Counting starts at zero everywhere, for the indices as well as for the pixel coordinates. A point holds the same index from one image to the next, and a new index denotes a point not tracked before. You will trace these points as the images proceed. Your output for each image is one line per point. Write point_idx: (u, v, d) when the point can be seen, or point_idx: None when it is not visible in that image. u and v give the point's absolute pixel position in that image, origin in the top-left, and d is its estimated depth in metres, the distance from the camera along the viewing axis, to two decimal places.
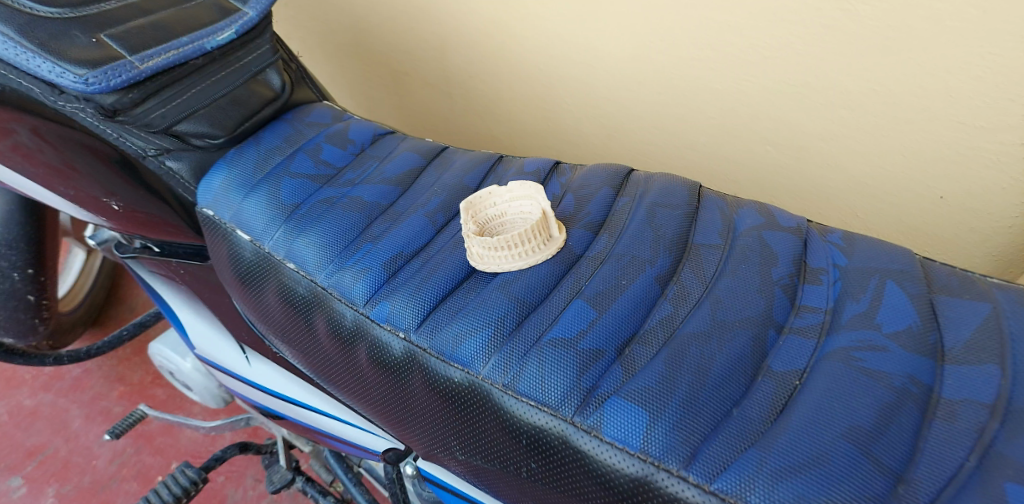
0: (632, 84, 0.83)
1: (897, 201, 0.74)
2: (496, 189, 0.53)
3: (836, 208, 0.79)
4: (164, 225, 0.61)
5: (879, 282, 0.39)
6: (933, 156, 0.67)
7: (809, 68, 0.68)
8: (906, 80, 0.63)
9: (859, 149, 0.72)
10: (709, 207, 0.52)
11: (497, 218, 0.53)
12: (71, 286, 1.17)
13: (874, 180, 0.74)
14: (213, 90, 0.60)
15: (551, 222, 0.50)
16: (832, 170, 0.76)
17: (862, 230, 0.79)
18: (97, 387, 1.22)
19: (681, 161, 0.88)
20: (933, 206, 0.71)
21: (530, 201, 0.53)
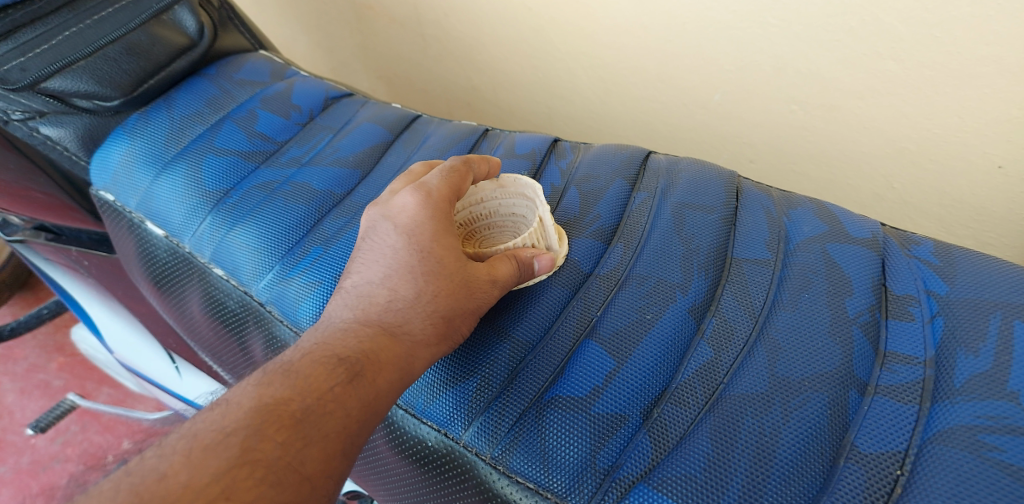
0: (636, 28, 0.60)
1: (947, 177, 0.53)
2: (485, 183, 0.36)
3: (868, 178, 0.59)
4: (65, 210, 0.51)
5: (1001, 324, 0.29)
6: (994, 118, 0.47)
7: (858, 8, 0.47)
8: (978, 26, 0.43)
9: (917, 121, 0.51)
10: (750, 207, 0.41)
11: (484, 218, 0.38)
12: None
13: (917, 149, 0.53)
14: (96, 34, 0.44)
15: (553, 236, 0.36)
16: (869, 135, 0.55)
17: (886, 213, 0.60)
18: (31, 358, 0.83)
19: (688, 121, 0.65)
20: (986, 179, 0.51)
21: (527, 205, 0.37)
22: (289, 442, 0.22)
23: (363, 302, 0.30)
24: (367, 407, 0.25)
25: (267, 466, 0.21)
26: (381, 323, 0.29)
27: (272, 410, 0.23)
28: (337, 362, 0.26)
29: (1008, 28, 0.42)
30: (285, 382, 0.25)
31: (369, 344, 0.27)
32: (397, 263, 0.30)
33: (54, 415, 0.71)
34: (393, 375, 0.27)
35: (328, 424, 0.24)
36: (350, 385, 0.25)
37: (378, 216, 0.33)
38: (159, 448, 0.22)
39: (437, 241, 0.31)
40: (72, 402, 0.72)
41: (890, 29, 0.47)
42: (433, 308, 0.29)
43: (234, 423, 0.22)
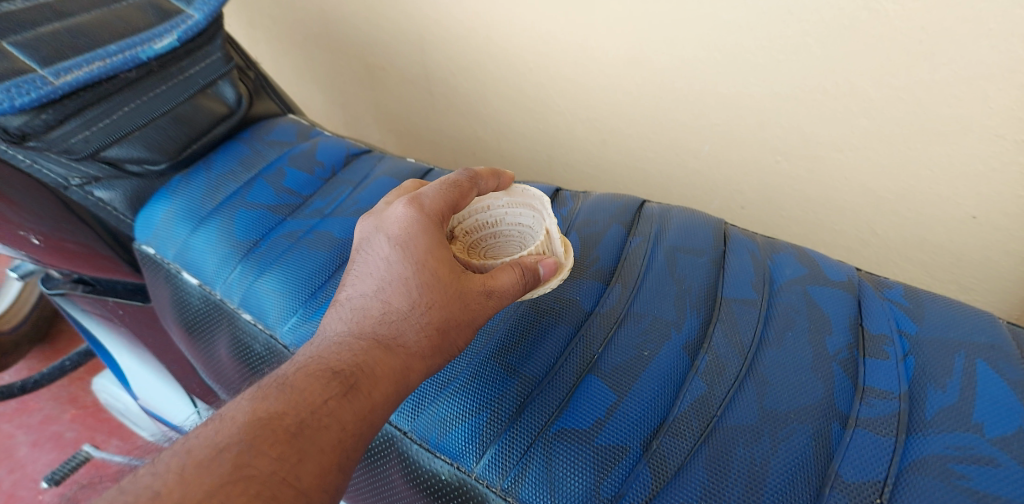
0: (629, 85, 0.66)
1: (924, 223, 0.57)
2: (495, 193, 0.41)
3: (851, 223, 0.62)
4: (94, 256, 0.52)
5: (965, 362, 0.32)
6: (961, 172, 0.51)
7: (829, 71, 0.52)
8: (937, 89, 0.48)
9: (894, 172, 0.55)
10: (737, 251, 0.45)
11: (490, 227, 0.42)
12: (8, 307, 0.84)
13: (896, 198, 0.57)
14: (152, 107, 0.46)
15: (559, 246, 0.39)
16: (848, 185, 0.59)
17: (874, 254, 0.63)
18: (45, 410, 0.85)
19: (681, 170, 0.70)
20: (961, 228, 0.55)
21: (534, 215, 0.41)
22: (285, 456, 0.25)
23: (359, 315, 0.33)
24: (362, 417, 0.28)
25: (263, 481, 0.24)
26: (376, 336, 0.32)
27: (266, 425, 0.26)
28: (333, 376, 0.29)
29: (965, 92, 0.47)
30: (279, 398, 0.28)
31: (365, 358, 0.30)
32: (392, 276, 0.33)
33: (70, 466, 0.74)
34: (387, 387, 0.30)
35: (322, 438, 0.26)
36: (344, 399, 0.28)
37: (372, 228, 0.36)
38: (153, 465, 0.25)
39: (430, 252, 0.33)
40: (87, 453, 0.76)
41: (860, 90, 0.52)
42: (428, 320, 0.32)
43: (227, 439, 0.25)
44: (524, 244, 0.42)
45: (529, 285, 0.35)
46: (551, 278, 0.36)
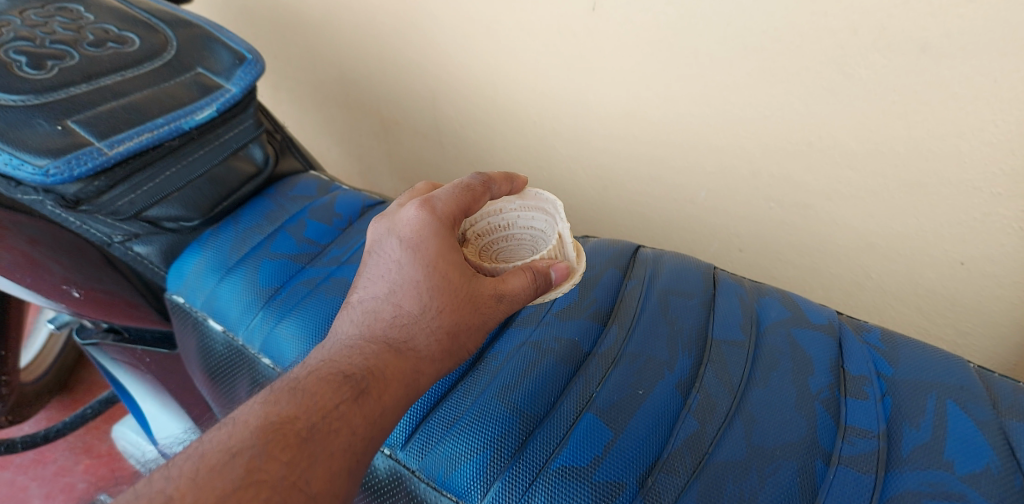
0: (628, 136, 0.70)
1: (915, 270, 0.60)
2: (507, 197, 0.42)
3: (845, 267, 0.65)
4: (124, 304, 0.56)
5: (937, 402, 0.35)
6: (944, 220, 0.54)
7: (813, 126, 0.56)
8: (915, 144, 0.52)
9: (882, 219, 0.58)
10: (726, 293, 0.48)
11: (501, 230, 0.43)
12: (34, 359, 0.89)
13: (886, 243, 0.60)
14: (190, 171, 0.50)
15: (569, 251, 0.41)
16: (840, 230, 0.62)
17: (869, 297, 0.65)
18: (60, 460, 0.87)
19: (680, 215, 0.74)
20: (949, 275, 0.57)
21: (546, 219, 0.42)
22: (295, 461, 0.28)
23: (370, 318, 0.36)
24: (369, 419, 0.31)
25: (273, 486, 0.26)
26: (387, 339, 0.35)
27: (278, 428, 0.29)
28: (345, 380, 0.32)
29: (939, 147, 0.50)
30: (291, 401, 0.30)
31: (375, 361, 0.33)
32: (404, 279, 0.36)
33: None
34: (397, 391, 0.33)
35: (332, 444, 0.29)
36: (353, 402, 0.31)
37: (384, 230, 0.38)
38: (166, 470, 0.27)
39: (441, 256, 0.35)
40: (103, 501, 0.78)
41: (842, 145, 0.56)
42: (439, 324, 0.35)
43: (238, 444, 0.28)
44: (535, 248, 0.43)
45: (541, 288, 0.37)
46: (563, 282, 0.39)
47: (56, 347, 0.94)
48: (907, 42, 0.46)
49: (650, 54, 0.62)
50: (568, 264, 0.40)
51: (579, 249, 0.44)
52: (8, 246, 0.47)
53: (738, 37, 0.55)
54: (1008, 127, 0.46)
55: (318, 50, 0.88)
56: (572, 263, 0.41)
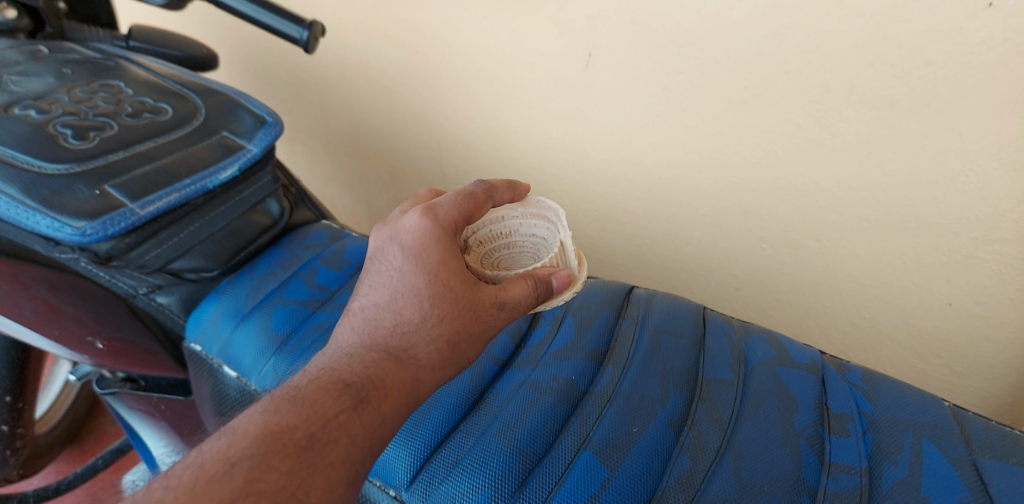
0: (624, 181, 0.74)
1: (907, 308, 0.62)
2: (511, 204, 0.45)
3: (839, 307, 0.67)
4: (139, 352, 0.59)
5: (913, 439, 0.37)
6: (929, 262, 0.57)
7: (797, 173, 0.60)
8: (894, 190, 0.55)
9: (871, 260, 0.61)
10: (715, 334, 0.50)
11: (504, 237, 0.46)
12: (47, 410, 0.91)
13: (876, 284, 0.62)
14: (212, 225, 0.54)
15: (571, 259, 0.43)
16: (831, 271, 0.65)
17: (866, 335, 0.67)
18: None
19: (676, 255, 0.77)
20: (939, 315, 0.59)
21: (548, 226, 0.45)
22: (294, 471, 0.29)
23: (370, 326, 0.38)
24: (368, 427, 0.33)
25: (272, 495, 0.28)
26: (387, 348, 0.37)
27: (279, 438, 0.30)
28: (345, 388, 0.34)
29: (916, 194, 0.54)
30: (291, 410, 0.32)
31: (376, 368, 0.35)
32: (405, 288, 0.38)
33: None
34: (395, 401, 0.35)
35: (332, 452, 0.31)
36: (353, 410, 0.33)
37: (388, 238, 0.41)
38: (165, 479, 0.29)
39: (442, 263, 0.38)
40: None
41: (826, 191, 0.59)
42: (438, 332, 0.37)
43: (238, 454, 0.29)
44: (537, 254, 0.46)
45: (541, 296, 0.39)
46: (564, 290, 0.40)
47: (69, 398, 0.96)
48: (876, 99, 0.51)
49: (641, 107, 0.67)
50: (569, 272, 0.41)
51: (580, 255, 0.46)
52: (31, 296, 0.50)
53: (722, 92, 0.59)
54: (976, 177, 0.49)
55: (332, 106, 0.94)
56: (574, 271, 0.42)
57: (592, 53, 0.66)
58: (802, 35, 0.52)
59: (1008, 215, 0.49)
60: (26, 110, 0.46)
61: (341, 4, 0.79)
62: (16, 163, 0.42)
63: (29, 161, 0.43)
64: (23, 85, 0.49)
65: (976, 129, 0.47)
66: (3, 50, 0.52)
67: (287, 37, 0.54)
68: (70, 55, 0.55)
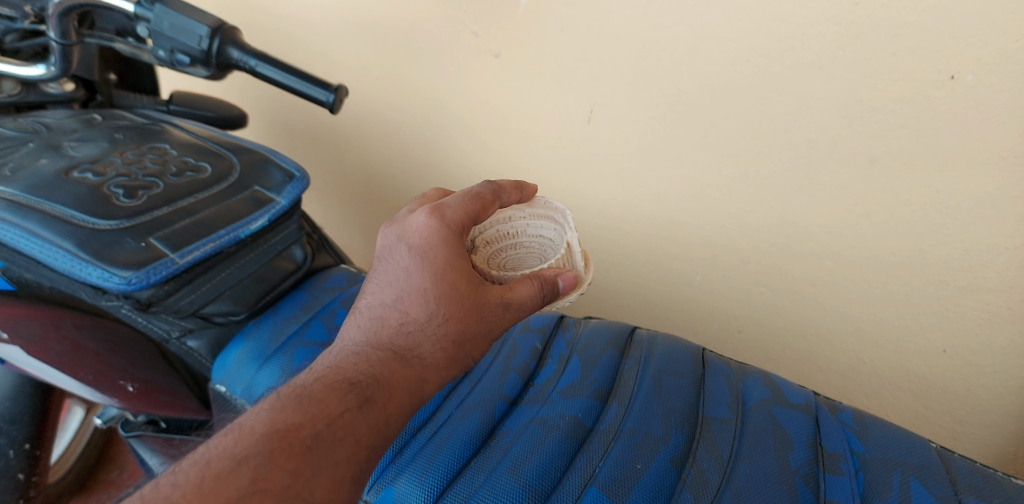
0: (626, 226, 0.78)
1: (906, 355, 0.63)
2: (518, 205, 0.50)
3: (839, 351, 0.69)
4: (157, 392, 0.61)
5: (902, 478, 0.39)
6: (921, 308, 0.59)
7: (789, 220, 0.64)
8: (882, 239, 0.58)
9: (866, 305, 0.63)
10: (714, 374, 0.52)
11: (511, 237, 0.51)
12: (62, 453, 0.93)
13: (873, 329, 0.64)
14: (241, 272, 0.58)
15: (578, 261, 0.47)
16: (828, 315, 0.67)
17: (868, 381, 0.68)
18: None
19: (678, 298, 0.80)
20: (935, 362, 0.61)
21: (553, 227, 0.50)
22: (298, 470, 0.33)
23: (378, 324, 0.42)
24: (372, 425, 0.37)
25: (277, 493, 0.31)
26: (393, 347, 0.40)
27: (284, 436, 0.34)
28: (350, 387, 0.37)
29: (903, 244, 0.57)
30: (297, 410, 0.35)
31: (383, 367, 0.39)
32: (413, 288, 0.42)
33: None
34: (401, 399, 0.38)
35: (335, 452, 0.35)
36: (358, 409, 0.36)
37: (396, 237, 0.44)
38: (173, 476, 0.32)
39: (448, 264, 0.41)
40: None
41: (818, 238, 0.63)
42: (444, 331, 0.41)
43: (244, 452, 0.33)
44: (542, 255, 0.51)
45: (547, 296, 0.43)
46: (569, 291, 0.44)
47: (84, 438, 0.98)
48: (857, 156, 0.56)
49: (641, 160, 0.71)
50: (575, 274, 0.46)
51: (584, 258, 0.50)
52: (61, 336, 0.53)
53: (715, 145, 0.65)
54: (957, 229, 0.53)
55: (351, 156, 1.00)
56: (580, 272, 0.47)
57: (593, 110, 0.71)
58: (785, 98, 0.57)
59: (990, 264, 0.53)
60: (83, 173, 0.51)
61: (362, 67, 0.87)
62: (71, 220, 0.47)
63: (82, 217, 0.47)
64: (81, 150, 0.54)
65: (952, 185, 0.51)
66: (63, 119, 0.58)
67: (312, 99, 0.54)
68: (121, 121, 0.61)
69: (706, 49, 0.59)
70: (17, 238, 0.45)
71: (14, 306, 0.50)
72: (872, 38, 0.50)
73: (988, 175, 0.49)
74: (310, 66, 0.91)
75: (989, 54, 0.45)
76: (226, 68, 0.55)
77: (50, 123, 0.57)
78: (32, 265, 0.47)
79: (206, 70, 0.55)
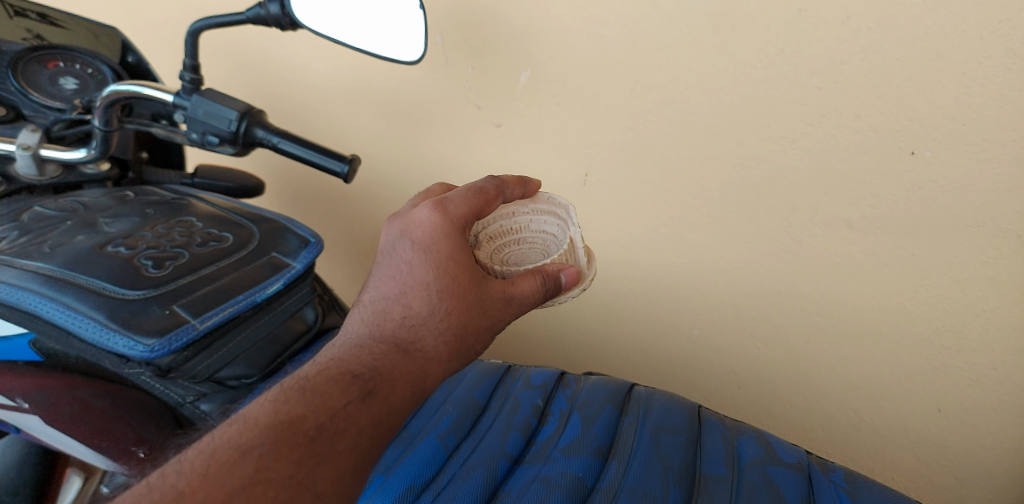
0: (623, 281, 0.82)
1: (903, 413, 0.64)
2: (520, 201, 0.50)
3: (838, 408, 0.70)
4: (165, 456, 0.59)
5: None
6: (911, 366, 0.62)
7: (778, 277, 0.68)
8: (868, 298, 0.61)
9: (858, 361, 0.65)
10: (710, 432, 0.54)
11: (514, 232, 0.51)
12: None
13: (869, 387, 0.66)
14: (255, 334, 0.61)
15: (580, 257, 0.49)
16: (823, 370, 0.69)
17: (870, 439, 0.69)
18: None
19: (677, 351, 0.82)
20: (931, 422, 0.62)
21: (556, 223, 0.50)
22: (302, 460, 0.33)
23: (381, 317, 0.43)
24: (373, 417, 0.38)
25: (280, 484, 0.32)
26: (396, 339, 0.42)
27: (290, 426, 0.35)
28: (353, 381, 0.38)
29: (887, 303, 0.60)
30: (301, 402, 0.37)
31: (386, 360, 0.40)
32: (415, 282, 0.43)
33: None
34: (404, 392, 0.40)
35: (337, 443, 0.35)
36: (361, 401, 0.37)
37: (400, 230, 0.45)
38: (177, 467, 0.33)
39: (450, 258, 0.43)
40: None
41: (808, 295, 0.66)
42: (445, 325, 0.43)
43: (248, 443, 0.34)
44: (546, 250, 0.50)
45: (549, 291, 0.45)
46: (571, 286, 0.46)
47: None
48: (836, 221, 0.60)
49: (635, 218, 0.76)
50: (576, 269, 0.47)
51: (588, 254, 0.51)
52: (71, 397, 0.54)
53: (704, 206, 0.69)
54: (936, 290, 0.56)
55: (359, 215, 1.04)
56: (583, 267, 0.48)
57: (588, 174, 0.77)
58: (765, 166, 0.62)
59: (970, 325, 0.56)
60: (117, 247, 0.56)
61: (372, 134, 0.93)
62: (103, 291, 0.50)
63: (112, 288, 0.51)
64: (114, 226, 0.59)
65: (925, 250, 0.55)
66: (99, 197, 0.64)
67: (328, 170, 0.58)
68: (151, 197, 0.67)
69: (690, 122, 0.65)
70: (52, 311, 0.47)
71: (38, 376, 0.54)
72: (837, 117, 0.55)
73: (958, 242, 0.53)
74: (323, 131, 0.97)
75: (942, 134, 0.50)
76: (250, 146, 0.59)
77: (87, 202, 0.62)
78: (62, 337, 0.48)
79: (232, 148, 0.60)
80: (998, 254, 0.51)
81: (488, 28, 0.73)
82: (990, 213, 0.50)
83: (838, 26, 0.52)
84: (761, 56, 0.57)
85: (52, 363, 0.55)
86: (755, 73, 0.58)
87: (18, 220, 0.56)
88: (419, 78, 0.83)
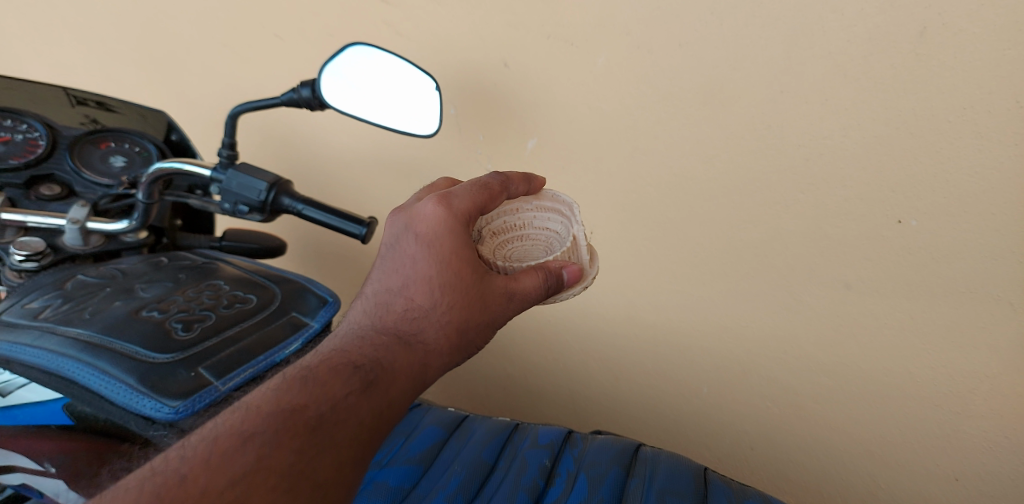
0: (631, 336, 0.84)
1: (919, 478, 0.64)
2: (525, 197, 0.53)
3: (853, 473, 0.69)
4: None
5: None
6: (921, 429, 0.62)
7: (782, 336, 0.69)
8: (870, 358, 0.63)
9: (868, 422, 0.66)
10: (716, 495, 0.54)
11: (517, 229, 0.53)
12: None
13: (881, 449, 0.66)
14: None
15: (582, 255, 0.51)
16: (835, 431, 0.69)
17: None
18: None
19: (688, 407, 0.82)
20: (948, 490, 0.62)
21: (559, 220, 0.53)
22: (303, 450, 0.35)
23: (383, 309, 0.45)
24: (374, 408, 0.39)
25: (282, 473, 0.33)
26: (398, 332, 0.44)
27: (292, 418, 0.36)
28: (355, 371, 0.40)
29: (891, 365, 0.61)
30: (303, 393, 0.38)
31: (389, 352, 0.42)
32: (418, 274, 0.45)
33: None
34: (403, 384, 0.41)
35: (337, 434, 0.37)
36: (363, 393, 0.39)
37: (405, 222, 0.47)
38: (183, 450, 0.35)
39: (454, 252, 0.45)
40: None
41: (811, 354, 0.68)
42: (446, 318, 0.44)
43: (250, 430, 0.35)
44: (549, 246, 0.52)
45: (551, 287, 0.47)
46: (572, 282, 0.48)
47: None
48: (833, 282, 0.62)
49: (641, 276, 0.79)
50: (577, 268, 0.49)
51: (590, 250, 0.54)
52: (88, 459, 0.56)
53: (707, 265, 0.72)
54: (936, 353, 0.58)
55: None
56: (584, 266, 0.51)
57: (593, 232, 0.80)
58: (762, 229, 0.65)
59: (975, 389, 0.56)
60: (150, 311, 0.59)
61: (388, 194, 0.98)
62: (135, 355, 0.53)
63: (142, 352, 0.54)
64: (149, 291, 0.63)
65: (923, 313, 0.57)
66: (136, 264, 0.68)
67: (348, 233, 0.62)
68: (183, 262, 0.72)
69: (688, 187, 0.69)
70: (88, 376, 0.51)
71: (60, 440, 0.57)
72: (826, 186, 0.59)
73: (953, 308, 0.55)
74: (341, 190, 1.02)
75: (926, 207, 0.53)
76: (276, 212, 0.64)
77: (125, 268, 0.67)
78: (94, 401, 0.51)
79: (260, 216, 0.64)
80: (992, 320, 0.53)
81: (497, 101, 0.79)
82: (981, 280, 0.52)
83: (819, 106, 0.56)
84: (750, 130, 0.61)
85: (81, 427, 0.56)
86: (746, 145, 0.62)
87: (63, 287, 0.61)
88: (433, 145, 0.88)
